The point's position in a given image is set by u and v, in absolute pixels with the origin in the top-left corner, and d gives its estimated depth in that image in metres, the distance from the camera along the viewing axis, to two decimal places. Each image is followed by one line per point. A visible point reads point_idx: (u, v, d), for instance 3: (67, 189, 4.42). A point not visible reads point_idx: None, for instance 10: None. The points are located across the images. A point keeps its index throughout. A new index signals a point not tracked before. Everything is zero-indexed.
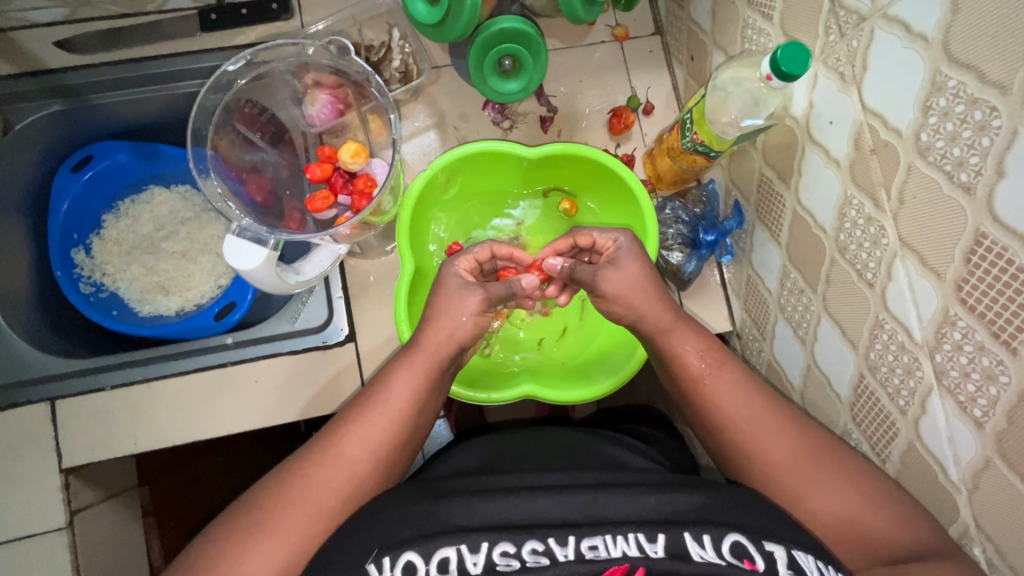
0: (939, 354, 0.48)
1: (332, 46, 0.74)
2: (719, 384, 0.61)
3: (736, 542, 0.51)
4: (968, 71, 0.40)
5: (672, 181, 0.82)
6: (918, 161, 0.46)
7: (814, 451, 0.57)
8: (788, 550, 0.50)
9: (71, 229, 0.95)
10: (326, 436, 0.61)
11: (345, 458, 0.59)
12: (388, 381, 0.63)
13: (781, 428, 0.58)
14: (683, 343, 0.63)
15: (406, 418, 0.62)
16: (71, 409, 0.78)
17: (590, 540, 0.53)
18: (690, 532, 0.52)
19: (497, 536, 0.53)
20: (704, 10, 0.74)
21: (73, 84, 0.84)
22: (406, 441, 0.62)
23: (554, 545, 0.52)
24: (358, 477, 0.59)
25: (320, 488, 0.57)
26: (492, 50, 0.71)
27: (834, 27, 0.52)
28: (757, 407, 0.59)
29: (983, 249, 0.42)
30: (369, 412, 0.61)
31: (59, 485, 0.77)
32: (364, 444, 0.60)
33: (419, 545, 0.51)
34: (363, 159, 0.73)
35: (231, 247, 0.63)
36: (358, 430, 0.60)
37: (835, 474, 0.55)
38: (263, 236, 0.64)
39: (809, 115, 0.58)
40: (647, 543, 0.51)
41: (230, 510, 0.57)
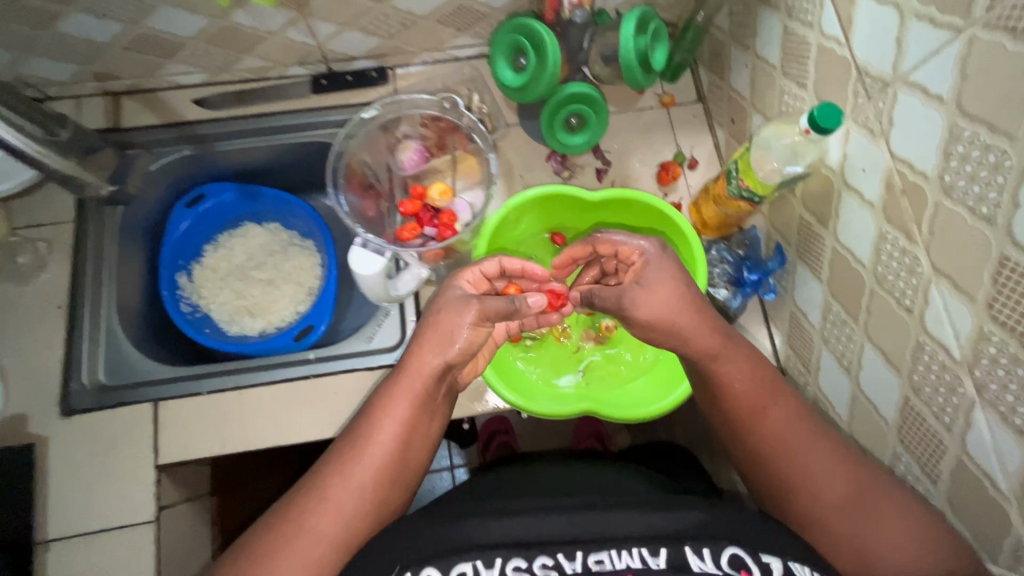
0: (978, 369, 0.53)
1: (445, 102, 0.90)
2: (773, 419, 0.65)
3: (735, 554, 0.56)
4: (981, 124, 0.49)
5: (717, 227, 0.91)
6: (943, 199, 0.54)
7: (870, 489, 0.60)
8: (783, 562, 0.56)
9: (179, 255, 1.08)
10: (320, 476, 0.65)
11: (333, 500, 0.63)
12: (379, 415, 0.68)
13: (836, 465, 0.62)
14: (733, 374, 0.66)
15: (395, 451, 0.66)
16: (171, 410, 0.87)
17: (598, 555, 0.58)
18: (690, 546, 0.57)
19: (509, 552, 0.58)
20: (744, 80, 0.86)
21: (203, 134, 1.00)
22: (398, 471, 0.66)
23: (562, 560, 0.57)
24: (349, 515, 0.63)
25: (311, 534, 0.61)
26: (563, 110, 0.83)
27: (862, 91, 0.62)
28: (810, 442, 0.63)
29: (1008, 270, 0.49)
30: (362, 452, 0.65)
31: (152, 480, 0.84)
32: (355, 482, 0.64)
33: (439, 561, 0.57)
34: (449, 198, 0.85)
35: (356, 257, 0.75)
36: (351, 468, 0.65)
37: (871, 506, 0.59)
38: (382, 248, 0.75)
39: (844, 165, 0.67)
40: (649, 556, 0.57)
41: (244, 538, 0.63)
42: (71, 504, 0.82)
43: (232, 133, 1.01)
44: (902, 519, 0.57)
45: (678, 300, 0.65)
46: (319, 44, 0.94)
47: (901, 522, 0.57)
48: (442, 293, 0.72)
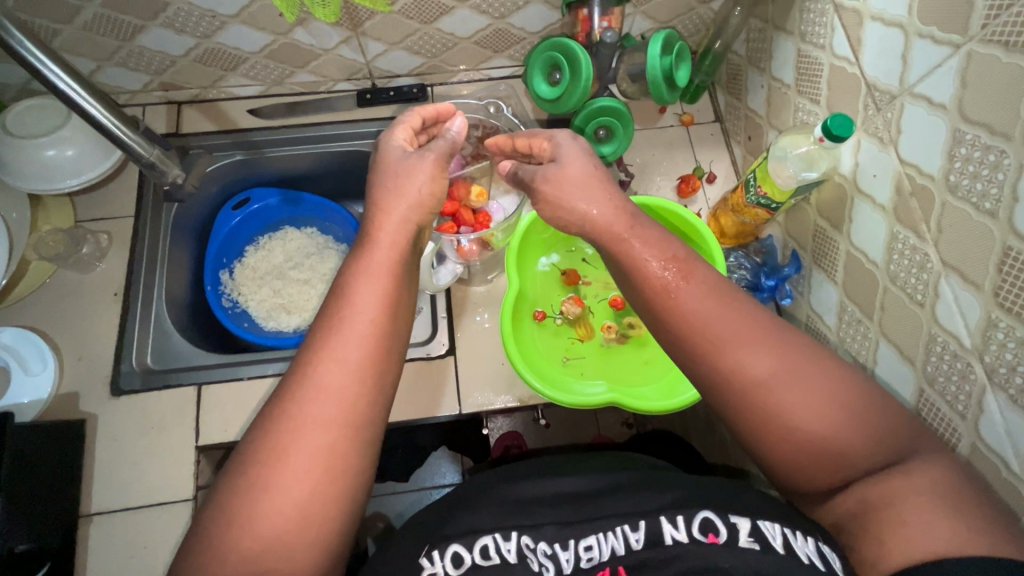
0: (987, 355, 0.57)
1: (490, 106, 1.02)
2: (687, 295, 0.57)
3: (705, 518, 0.57)
4: (981, 126, 0.54)
5: (735, 235, 0.96)
6: (949, 197, 0.59)
7: (801, 361, 0.54)
8: (752, 521, 0.55)
9: (223, 254, 1.15)
10: (292, 376, 0.56)
11: (324, 387, 0.54)
12: (344, 299, 0.59)
13: (761, 339, 0.55)
14: (644, 256, 0.61)
15: (374, 328, 0.58)
16: (212, 395, 0.92)
17: (587, 541, 0.60)
18: (665, 515, 0.59)
19: (520, 527, 0.62)
20: (760, 99, 0.93)
21: (255, 141, 1.08)
22: (380, 352, 0.58)
23: (557, 549, 0.60)
24: (348, 399, 0.55)
25: (312, 423, 0.53)
26: (592, 122, 0.89)
27: (871, 104, 0.68)
28: (732, 320, 0.56)
29: (1011, 259, 0.53)
30: (342, 334, 0.57)
31: (192, 460, 0.88)
32: (343, 367, 0.55)
33: (462, 538, 0.61)
34: (485, 199, 0.92)
35: None
36: (325, 357, 0.55)
37: (806, 379, 0.53)
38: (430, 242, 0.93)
39: (856, 172, 0.73)
40: (630, 532, 0.59)
41: (235, 459, 0.54)
42: (114, 479, 0.86)
43: (281, 141, 1.09)
44: (845, 396, 0.53)
45: (626, 210, 0.65)
46: (367, 62, 1.03)
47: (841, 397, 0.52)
48: (379, 147, 0.73)
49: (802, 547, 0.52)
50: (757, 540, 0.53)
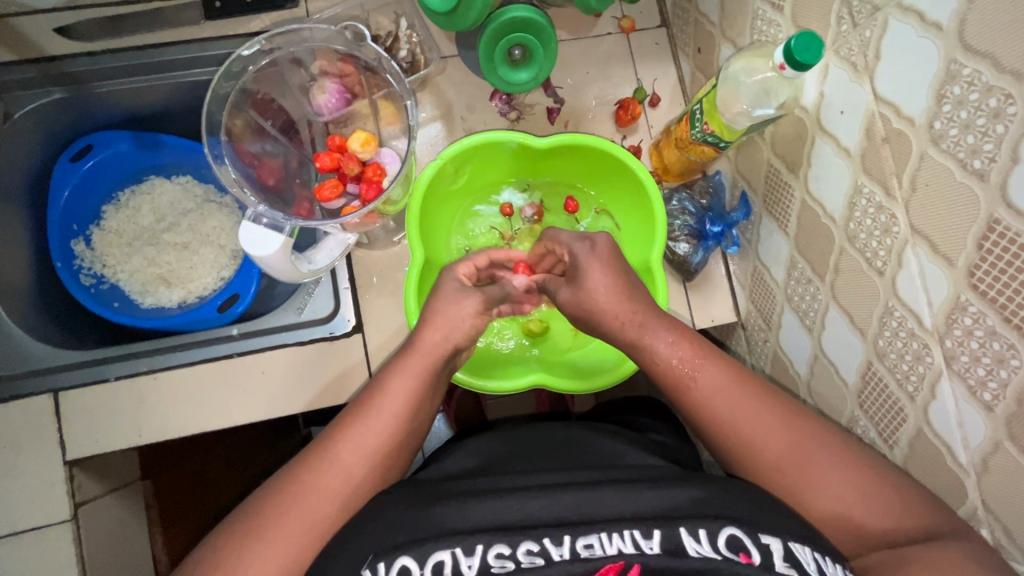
0: (949, 339, 0.49)
1: (347, 32, 0.73)
2: (701, 376, 0.59)
3: (733, 535, 0.48)
4: (984, 59, 0.41)
5: (679, 173, 0.82)
6: (930, 149, 0.47)
7: (814, 446, 0.55)
8: (785, 542, 0.48)
9: (71, 219, 0.93)
10: (321, 443, 0.58)
11: (342, 462, 0.57)
12: (384, 386, 0.60)
13: (775, 424, 0.57)
14: (658, 346, 0.61)
15: (404, 423, 0.60)
16: (76, 400, 0.78)
17: (586, 539, 0.50)
18: (685, 526, 0.49)
19: (492, 538, 0.50)
20: (712, 1, 0.74)
21: (73, 72, 0.83)
22: (404, 446, 0.60)
23: (549, 545, 0.49)
24: (356, 482, 0.57)
25: (321, 494, 0.55)
26: (502, 40, 0.71)
27: (846, 16, 0.53)
28: (748, 408, 0.58)
29: (995, 235, 0.43)
30: (366, 420, 0.59)
31: (62, 477, 0.76)
32: (360, 449, 0.57)
33: (414, 549, 0.49)
34: (373, 148, 0.72)
35: (248, 234, 0.62)
36: (351, 437, 0.58)
37: (812, 461, 0.55)
38: (280, 223, 0.64)
39: (819, 106, 0.59)
40: (642, 539, 0.49)
41: (252, 501, 0.56)
42: None
43: (111, 70, 0.83)
44: (870, 484, 0.53)
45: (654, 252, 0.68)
46: None
47: (852, 481, 0.53)
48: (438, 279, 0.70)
49: None
50: (792, 566, 0.46)
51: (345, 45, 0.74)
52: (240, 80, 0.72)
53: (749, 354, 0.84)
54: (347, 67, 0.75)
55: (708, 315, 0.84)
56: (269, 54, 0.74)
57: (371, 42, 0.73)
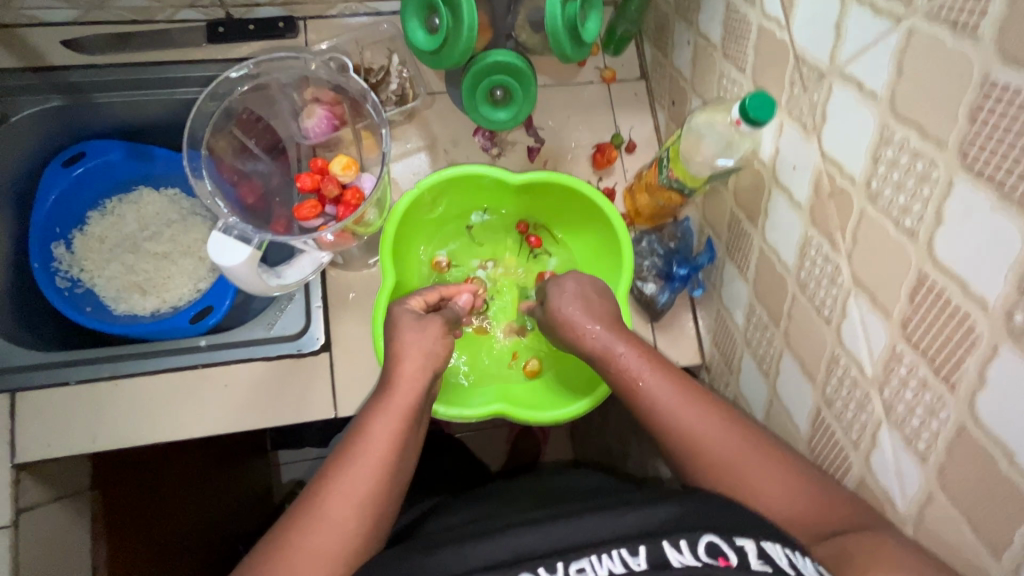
0: (887, 388, 0.51)
1: (333, 63, 0.78)
2: (652, 391, 0.61)
3: (711, 541, 0.48)
4: (912, 126, 0.45)
5: (650, 216, 0.85)
6: (868, 206, 0.50)
7: (753, 452, 0.57)
8: (756, 542, 0.48)
9: (54, 222, 0.94)
10: (308, 497, 0.56)
11: (332, 515, 0.54)
12: (365, 430, 0.59)
13: (719, 428, 0.58)
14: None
15: (389, 465, 0.58)
16: (33, 403, 0.77)
17: (578, 563, 0.48)
18: (666, 539, 0.48)
19: (490, 574, 0.48)
20: (686, 59, 0.79)
21: (75, 82, 0.86)
22: (392, 488, 0.58)
23: (543, 574, 0.48)
24: (349, 531, 0.54)
25: (315, 556, 0.53)
26: (485, 81, 0.74)
27: (798, 81, 0.57)
28: (692, 412, 0.59)
29: (924, 289, 0.45)
30: (350, 463, 0.57)
31: (8, 480, 0.74)
32: (348, 496, 0.55)
33: None
34: (353, 172, 0.75)
35: (216, 245, 0.63)
36: (338, 485, 0.56)
37: (760, 468, 0.56)
38: (248, 235, 0.65)
39: (775, 160, 0.63)
40: (630, 556, 0.48)
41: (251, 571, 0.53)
42: None
43: (110, 84, 0.87)
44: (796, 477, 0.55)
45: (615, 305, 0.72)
46: None
47: (783, 482, 0.55)
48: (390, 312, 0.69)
49: (807, 569, 0.46)
50: (766, 563, 0.46)
51: (330, 75, 0.78)
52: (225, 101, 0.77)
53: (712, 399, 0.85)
54: (325, 95, 0.79)
55: (673, 356, 0.85)
56: (259, 78, 0.78)
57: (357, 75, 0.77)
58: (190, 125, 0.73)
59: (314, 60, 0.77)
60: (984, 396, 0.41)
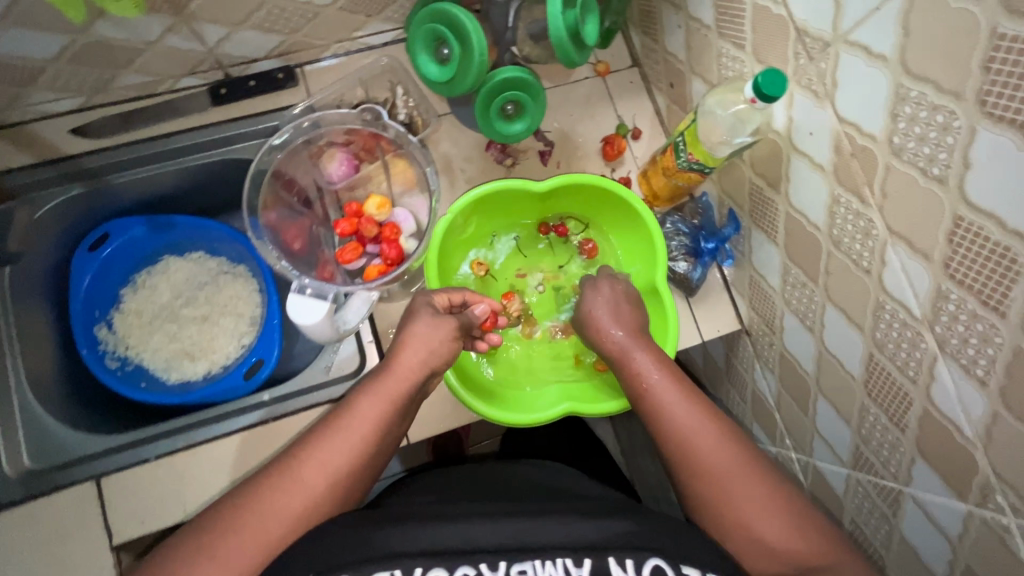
0: (938, 325, 0.55)
1: (367, 113, 0.80)
2: (663, 394, 0.66)
3: (657, 564, 0.52)
4: (927, 83, 0.48)
5: (669, 198, 0.89)
6: (894, 161, 0.54)
7: (749, 466, 0.60)
8: (700, 573, 0.52)
9: (92, 307, 0.96)
10: (290, 456, 0.61)
11: (304, 481, 0.59)
12: (352, 406, 0.64)
13: (719, 440, 0.61)
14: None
15: (370, 446, 0.63)
16: (117, 484, 0.79)
17: (521, 565, 0.54)
18: (613, 555, 0.53)
19: (432, 562, 0.53)
20: (679, 42, 0.82)
21: (91, 167, 0.87)
22: (368, 467, 0.63)
23: (485, 570, 0.53)
24: (316, 499, 0.59)
25: (278, 512, 0.57)
26: (496, 98, 0.77)
27: (803, 52, 0.60)
28: (700, 421, 0.63)
29: (963, 230, 0.49)
30: (333, 437, 0.61)
31: (111, 562, 0.77)
32: (324, 467, 0.60)
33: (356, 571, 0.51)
34: (388, 210, 0.79)
35: (296, 305, 0.70)
36: (317, 455, 0.60)
37: (744, 484, 0.58)
38: (324, 291, 0.71)
39: (790, 129, 0.66)
40: (573, 566, 0.53)
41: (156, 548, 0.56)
42: None
43: (126, 163, 0.88)
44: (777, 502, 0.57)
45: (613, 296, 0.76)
46: (209, 50, 0.84)
47: (761, 502, 0.57)
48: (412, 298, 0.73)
49: None
50: None
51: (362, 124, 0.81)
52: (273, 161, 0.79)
53: (758, 359, 0.89)
54: (355, 138, 0.82)
55: (713, 326, 0.89)
56: (290, 139, 0.80)
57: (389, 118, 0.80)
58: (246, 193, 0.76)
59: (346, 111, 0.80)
60: None
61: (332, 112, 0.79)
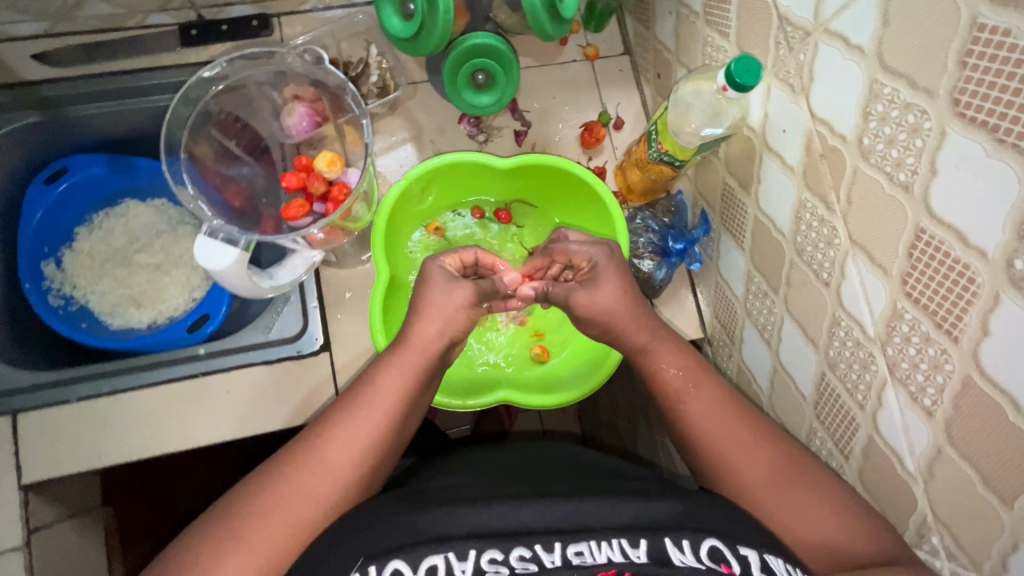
0: (890, 346, 0.51)
1: (308, 55, 0.76)
2: (696, 401, 0.61)
3: (714, 546, 0.48)
4: (901, 78, 0.44)
5: (642, 193, 0.84)
6: (861, 164, 0.50)
7: (797, 470, 0.56)
8: (761, 554, 0.48)
9: (42, 241, 0.93)
10: (309, 436, 0.58)
11: (329, 462, 0.56)
12: (374, 381, 0.61)
13: (755, 446, 0.58)
14: (664, 357, 0.64)
15: (393, 421, 0.60)
16: (35, 423, 0.76)
17: (576, 546, 0.49)
18: (668, 536, 0.49)
19: (484, 543, 0.49)
20: (668, 29, 0.78)
21: (50, 96, 0.84)
22: (393, 443, 0.60)
23: (540, 552, 0.49)
24: (344, 479, 0.56)
25: (300, 494, 0.54)
26: (465, 66, 0.74)
27: (783, 42, 0.56)
28: (739, 426, 0.59)
29: (923, 243, 0.45)
30: (355, 415, 0.59)
31: (17, 502, 0.74)
32: (351, 447, 0.57)
33: (406, 552, 0.47)
34: (338, 168, 0.73)
35: (203, 247, 0.63)
36: (339, 434, 0.58)
37: (796, 490, 0.55)
38: (235, 236, 0.64)
39: (765, 125, 0.62)
40: (630, 548, 0.48)
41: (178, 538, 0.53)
42: None
43: (86, 96, 0.85)
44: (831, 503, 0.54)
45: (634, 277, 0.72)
46: None
47: (820, 503, 0.54)
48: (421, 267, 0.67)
49: None
50: None
51: (306, 68, 0.77)
52: (199, 104, 0.76)
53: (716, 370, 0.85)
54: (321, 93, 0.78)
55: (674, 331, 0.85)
56: (230, 77, 0.77)
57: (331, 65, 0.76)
58: (165, 129, 0.72)
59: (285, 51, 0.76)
60: (988, 347, 0.41)
61: (275, 51, 0.76)
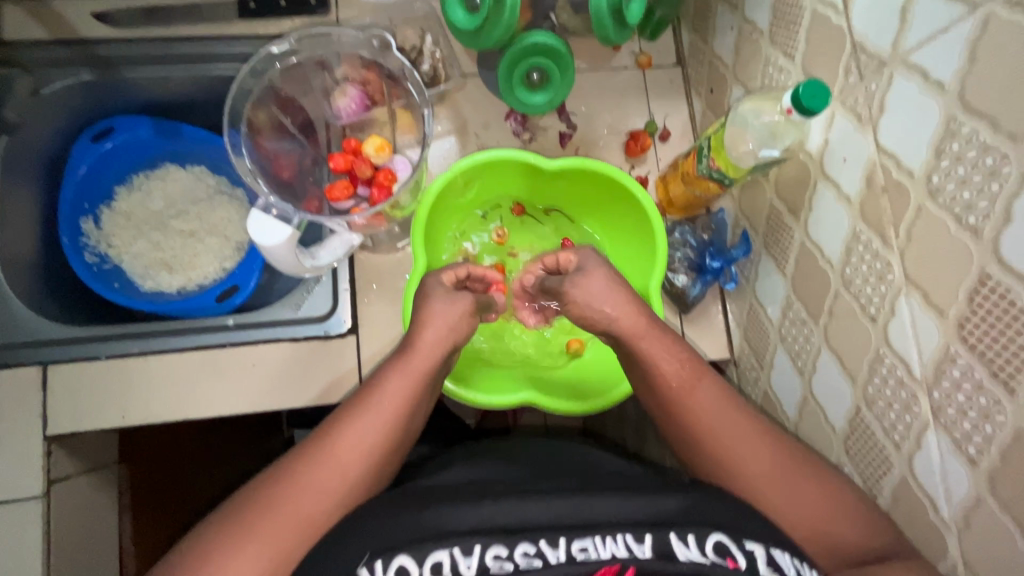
0: (937, 390, 0.50)
1: (374, 40, 0.76)
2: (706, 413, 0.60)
3: (720, 541, 0.48)
4: (982, 119, 0.43)
5: (683, 207, 0.83)
6: (927, 202, 0.49)
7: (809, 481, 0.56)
8: (767, 548, 0.48)
9: (82, 198, 0.94)
10: (319, 435, 0.58)
11: (339, 459, 0.56)
12: (383, 382, 0.61)
13: (765, 457, 0.57)
14: (666, 368, 0.62)
15: (401, 421, 0.60)
16: (63, 376, 0.77)
17: (582, 542, 0.48)
18: (675, 531, 0.49)
19: (488, 538, 0.48)
20: (728, 45, 0.77)
21: (105, 55, 0.85)
22: (401, 441, 0.60)
23: (545, 547, 0.48)
24: (352, 477, 0.56)
25: (312, 489, 0.55)
26: (522, 63, 0.74)
27: (854, 69, 0.55)
28: (749, 439, 0.58)
29: (986, 289, 0.44)
30: (364, 414, 0.59)
31: (40, 452, 0.75)
32: (359, 445, 0.57)
33: (413, 548, 0.47)
34: (386, 154, 0.75)
35: (257, 221, 0.64)
36: (350, 432, 0.58)
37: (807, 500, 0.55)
38: (289, 214, 0.65)
39: (823, 152, 0.61)
40: (635, 544, 0.48)
41: (192, 531, 0.54)
42: None
43: (141, 59, 0.86)
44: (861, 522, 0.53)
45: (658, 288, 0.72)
46: None
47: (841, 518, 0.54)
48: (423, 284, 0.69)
49: None
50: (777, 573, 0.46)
51: (371, 53, 0.77)
52: (264, 77, 0.76)
53: (740, 393, 0.84)
54: (371, 77, 0.79)
55: (701, 350, 0.84)
56: (297, 53, 0.77)
57: (396, 51, 0.76)
58: (228, 100, 0.72)
59: (352, 33, 0.76)
60: None
61: (342, 33, 0.76)
